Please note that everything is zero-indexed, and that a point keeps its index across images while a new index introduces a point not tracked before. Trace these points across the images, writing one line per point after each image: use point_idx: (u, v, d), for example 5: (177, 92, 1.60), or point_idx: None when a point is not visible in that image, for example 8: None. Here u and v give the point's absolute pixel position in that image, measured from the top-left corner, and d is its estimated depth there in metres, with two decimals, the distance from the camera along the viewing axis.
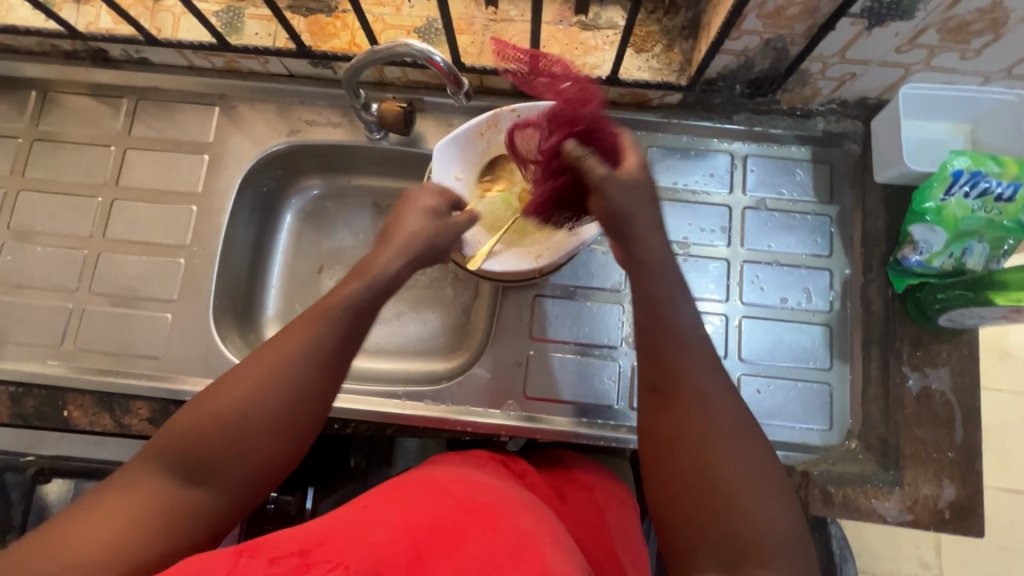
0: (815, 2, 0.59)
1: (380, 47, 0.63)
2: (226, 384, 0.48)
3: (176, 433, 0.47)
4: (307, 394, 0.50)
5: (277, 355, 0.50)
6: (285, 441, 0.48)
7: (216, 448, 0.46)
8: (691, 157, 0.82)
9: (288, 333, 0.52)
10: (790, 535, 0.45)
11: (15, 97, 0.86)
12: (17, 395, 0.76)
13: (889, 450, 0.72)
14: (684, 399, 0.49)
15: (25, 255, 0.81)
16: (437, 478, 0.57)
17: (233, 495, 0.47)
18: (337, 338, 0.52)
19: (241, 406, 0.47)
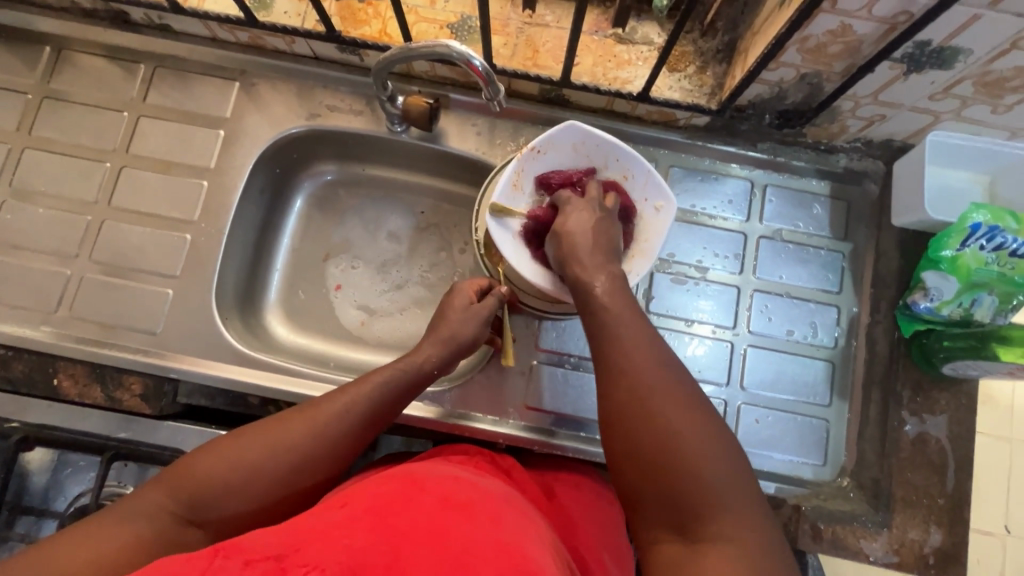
0: (857, 42, 0.59)
1: (418, 45, 0.62)
2: (257, 435, 0.56)
3: (195, 472, 0.53)
4: (336, 450, 0.59)
5: (331, 411, 0.59)
6: (310, 481, 0.57)
7: (226, 487, 0.53)
8: (710, 182, 0.81)
9: (344, 390, 0.61)
10: (731, 484, 0.46)
11: (28, 51, 0.83)
12: (6, 358, 0.74)
13: (881, 492, 0.73)
14: (624, 377, 0.50)
15: (25, 215, 0.79)
16: (428, 473, 0.56)
17: (246, 513, 0.54)
18: (363, 413, 0.60)
19: (289, 446, 0.56)
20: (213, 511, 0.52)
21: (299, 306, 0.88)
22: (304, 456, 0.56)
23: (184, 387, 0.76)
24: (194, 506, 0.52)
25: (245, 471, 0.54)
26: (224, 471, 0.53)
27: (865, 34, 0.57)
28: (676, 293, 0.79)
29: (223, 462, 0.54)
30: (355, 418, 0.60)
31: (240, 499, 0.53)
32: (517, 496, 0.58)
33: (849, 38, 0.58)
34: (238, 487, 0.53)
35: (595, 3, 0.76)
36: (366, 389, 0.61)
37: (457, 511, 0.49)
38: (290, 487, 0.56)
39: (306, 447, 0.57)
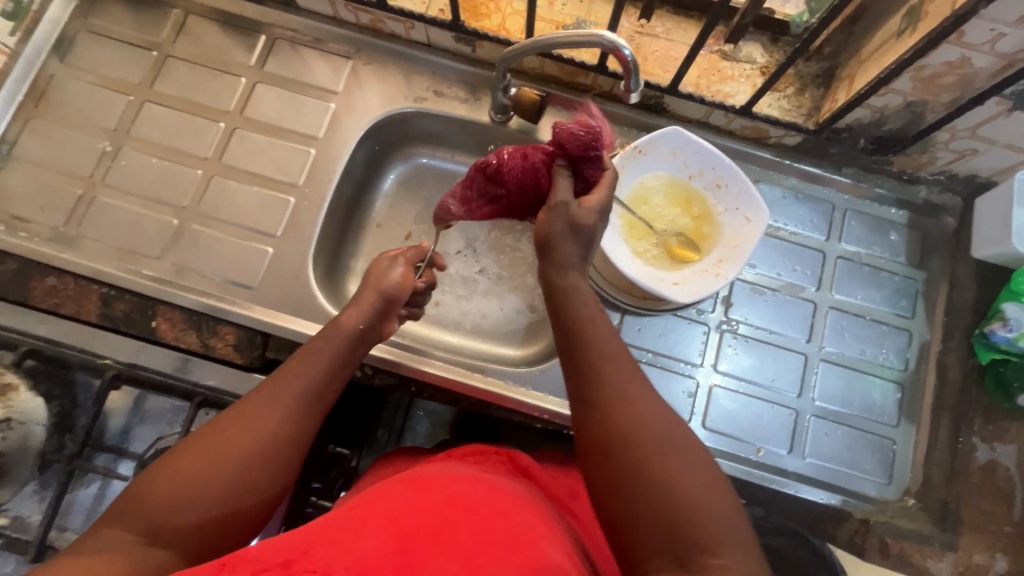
0: (972, 75, 0.63)
1: (579, 32, 0.62)
2: (193, 445, 0.52)
3: (147, 499, 0.48)
4: (285, 437, 0.55)
5: (263, 400, 0.55)
6: (269, 478, 0.53)
7: (175, 503, 0.48)
8: (793, 200, 0.84)
9: (274, 377, 0.58)
10: (723, 522, 0.47)
11: (156, 11, 0.88)
12: (109, 297, 0.76)
13: (948, 514, 0.74)
14: (611, 415, 0.52)
15: (140, 163, 0.82)
16: (437, 475, 0.58)
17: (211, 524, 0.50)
18: (302, 395, 0.57)
19: (227, 447, 0.52)
20: (174, 531, 0.48)
21: None
22: (248, 456, 0.52)
23: (275, 341, 0.77)
24: (158, 529, 0.48)
25: (193, 482, 0.50)
26: (170, 488, 0.49)
27: (983, 66, 0.61)
28: (755, 302, 0.82)
29: (167, 481, 0.49)
30: (296, 403, 0.56)
31: (194, 513, 0.49)
32: (530, 495, 0.60)
33: (965, 70, 0.62)
34: (190, 501, 0.49)
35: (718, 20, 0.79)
36: (295, 367, 0.59)
37: (466, 514, 0.50)
38: (250, 491, 0.52)
39: (244, 442, 0.53)
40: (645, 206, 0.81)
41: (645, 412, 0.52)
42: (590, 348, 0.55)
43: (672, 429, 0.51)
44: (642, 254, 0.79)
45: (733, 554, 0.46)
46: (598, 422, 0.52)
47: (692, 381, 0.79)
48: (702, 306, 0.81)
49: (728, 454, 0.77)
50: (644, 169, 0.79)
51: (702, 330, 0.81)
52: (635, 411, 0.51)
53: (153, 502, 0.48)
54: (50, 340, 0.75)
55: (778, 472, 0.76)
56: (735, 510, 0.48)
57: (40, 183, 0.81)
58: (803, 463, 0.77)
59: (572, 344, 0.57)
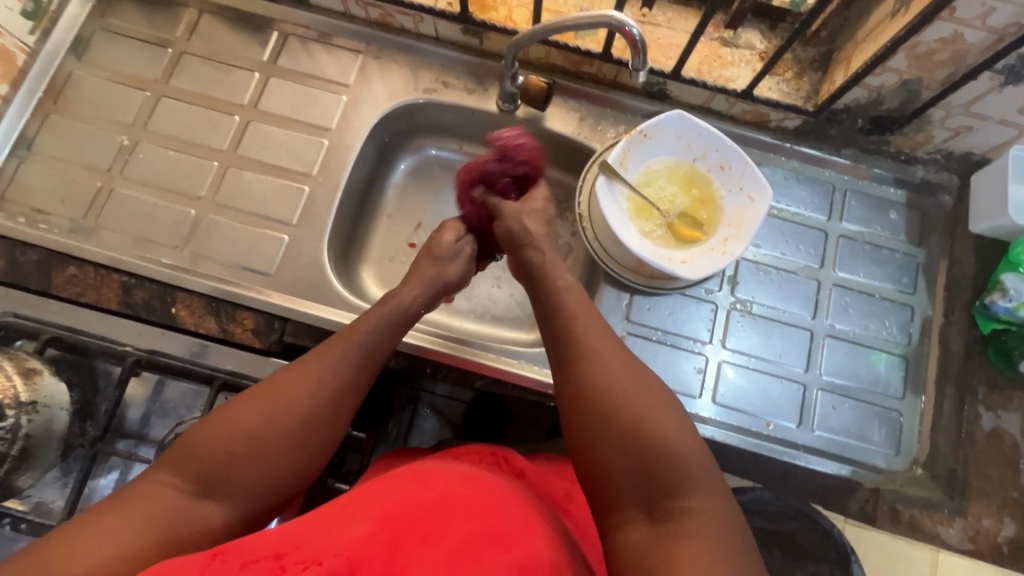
0: (965, 50, 0.65)
1: (585, 14, 0.64)
2: (252, 401, 0.55)
3: (205, 449, 0.52)
4: (336, 403, 0.59)
5: (320, 366, 0.60)
6: (318, 440, 0.57)
7: (232, 456, 0.52)
8: (795, 182, 0.86)
9: (331, 346, 0.62)
10: (691, 462, 0.51)
11: (170, 10, 0.90)
12: (129, 285, 0.78)
13: (956, 480, 0.75)
14: (582, 367, 0.57)
15: (156, 156, 0.84)
16: (432, 470, 0.58)
17: (263, 477, 0.53)
18: (351, 367, 0.61)
19: (286, 405, 0.56)
20: (225, 478, 0.51)
21: (391, 268, 0.92)
22: (299, 418, 0.56)
23: (292, 326, 0.78)
24: (210, 479, 0.51)
25: (248, 434, 0.53)
26: (230, 439, 0.53)
27: (976, 42, 0.63)
28: (761, 281, 0.84)
29: (221, 432, 0.53)
30: (348, 372, 0.61)
31: (248, 466, 0.53)
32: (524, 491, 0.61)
33: (959, 46, 0.65)
34: (246, 453, 0.53)
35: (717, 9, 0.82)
36: (353, 338, 0.63)
37: (459, 509, 0.51)
38: (301, 449, 0.56)
39: (300, 402, 0.57)
40: (653, 188, 0.83)
41: (614, 362, 0.57)
42: (573, 316, 0.62)
43: (638, 374, 0.57)
44: (650, 235, 0.81)
45: (700, 501, 0.49)
46: (574, 379, 0.57)
47: (702, 357, 0.81)
48: (709, 285, 0.83)
49: (738, 427, 0.78)
50: (648, 154, 0.82)
51: (710, 309, 0.83)
52: (612, 369, 0.56)
53: (207, 450, 0.52)
54: (71, 328, 0.75)
55: (788, 445, 0.78)
56: (704, 451, 0.52)
57: (59, 177, 0.83)
58: (813, 435, 0.78)
59: (548, 309, 0.65)
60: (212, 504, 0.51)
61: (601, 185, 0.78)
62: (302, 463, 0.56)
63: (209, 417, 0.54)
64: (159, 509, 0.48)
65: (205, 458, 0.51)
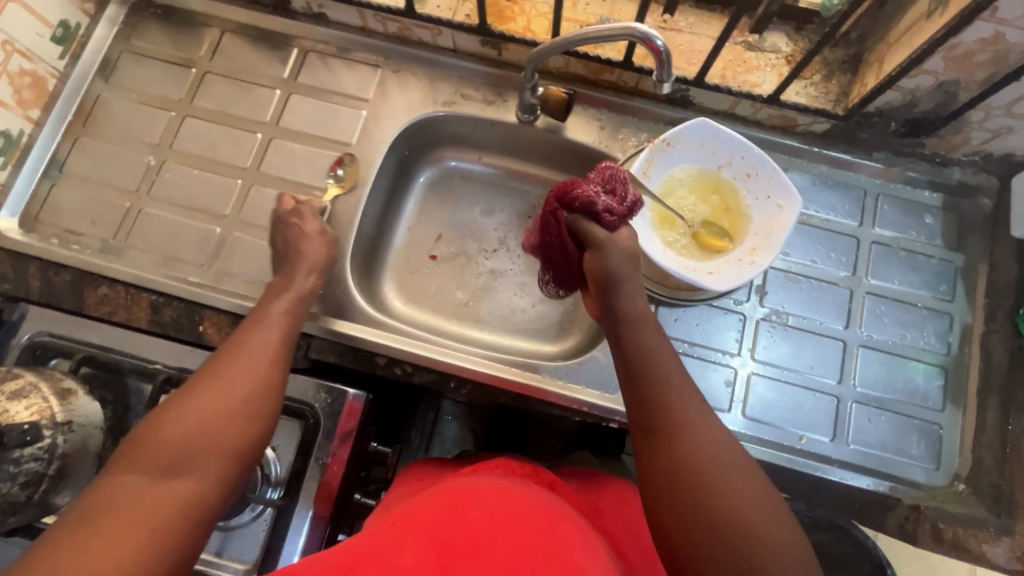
0: (1006, 51, 0.62)
1: (605, 25, 0.63)
2: (187, 388, 0.54)
3: (154, 441, 0.49)
4: (275, 370, 0.59)
5: (245, 344, 0.59)
6: (269, 405, 0.56)
7: (185, 438, 0.50)
8: (824, 187, 0.84)
9: (253, 328, 0.62)
10: (788, 553, 0.46)
11: (193, 30, 0.92)
12: (158, 304, 0.79)
13: (1002, 497, 0.73)
14: (677, 437, 0.51)
15: (182, 175, 0.85)
16: (472, 488, 0.57)
17: (222, 451, 0.51)
18: (277, 342, 0.62)
19: (221, 380, 0.55)
20: (192, 461, 0.49)
21: (413, 281, 0.93)
22: (253, 393, 0.55)
23: (316, 343, 0.80)
24: (169, 464, 0.48)
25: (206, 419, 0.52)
26: (178, 425, 0.50)
27: (1017, 42, 0.60)
28: (790, 290, 0.82)
29: (174, 424, 0.50)
30: (276, 343, 0.61)
31: (205, 446, 0.50)
32: (558, 501, 0.60)
33: (999, 46, 0.62)
34: (198, 434, 0.51)
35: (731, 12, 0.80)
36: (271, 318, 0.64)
37: (503, 528, 0.50)
38: (254, 417, 0.54)
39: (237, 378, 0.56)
40: (676, 198, 0.81)
41: (710, 440, 0.51)
42: (654, 373, 0.56)
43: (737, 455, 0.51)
44: (675, 245, 0.80)
45: None
46: (665, 449, 0.51)
47: (730, 370, 0.79)
48: (737, 295, 0.81)
49: (767, 440, 0.76)
50: (674, 163, 0.80)
51: (739, 320, 0.81)
52: (704, 445, 0.50)
53: (158, 440, 0.49)
54: (103, 346, 0.76)
55: (822, 459, 0.76)
56: (802, 542, 0.48)
57: (89, 198, 0.84)
58: (847, 449, 0.76)
59: (628, 350, 0.58)
60: (180, 486, 0.48)
61: None
62: (258, 430, 0.54)
63: (154, 416, 0.51)
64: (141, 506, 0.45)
65: (156, 447, 0.49)
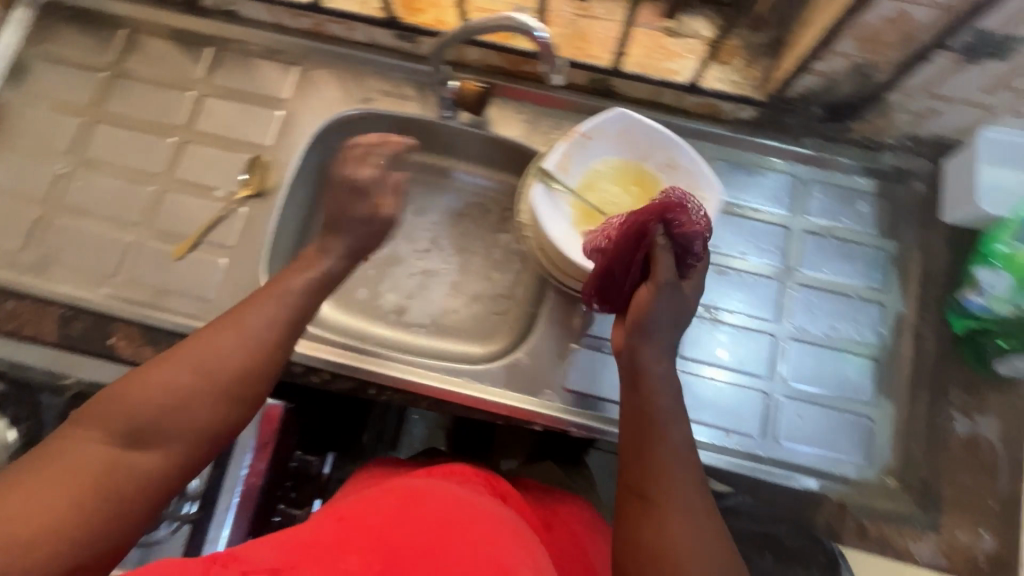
0: (914, 29, 0.60)
1: (488, 18, 0.62)
2: (173, 351, 0.49)
3: (129, 405, 0.46)
4: (275, 347, 0.53)
5: (247, 314, 0.54)
6: (257, 385, 0.51)
7: (159, 408, 0.46)
8: (755, 175, 0.81)
9: (260, 297, 0.56)
10: None
11: (105, 32, 0.89)
12: (67, 317, 0.77)
13: (930, 492, 0.70)
14: (673, 519, 0.49)
15: (94, 183, 0.83)
16: (431, 492, 0.54)
17: (196, 427, 0.47)
18: (284, 314, 0.56)
19: (216, 349, 0.50)
20: (160, 433, 0.46)
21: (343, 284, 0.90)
22: (245, 369, 0.51)
23: None
24: (137, 433, 0.45)
25: (181, 386, 0.48)
26: (153, 392, 0.46)
27: (922, 20, 0.58)
28: (718, 284, 0.79)
29: (149, 388, 0.46)
30: (282, 316, 0.55)
31: (179, 420, 0.47)
32: (513, 518, 0.57)
33: (906, 25, 0.59)
34: (172, 405, 0.47)
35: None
36: (280, 289, 0.57)
37: (457, 538, 0.48)
38: (238, 397, 0.50)
39: (231, 349, 0.51)
40: (597, 192, 0.78)
41: (702, 535, 0.49)
42: (666, 442, 0.52)
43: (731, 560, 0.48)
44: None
45: None
46: (652, 524, 0.49)
47: None
48: None
49: (699, 441, 0.73)
50: (594, 155, 0.78)
51: None
52: (695, 538, 0.48)
53: (132, 406, 0.45)
54: (15, 362, 0.73)
55: (751, 457, 0.73)
56: None
57: None
58: (776, 446, 0.74)
59: (644, 404, 0.55)
60: (143, 458, 0.45)
61: (540, 189, 0.74)
62: (238, 410, 0.50)
63: (135, 373, 0.48)
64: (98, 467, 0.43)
65: (127, 412, 0.45)
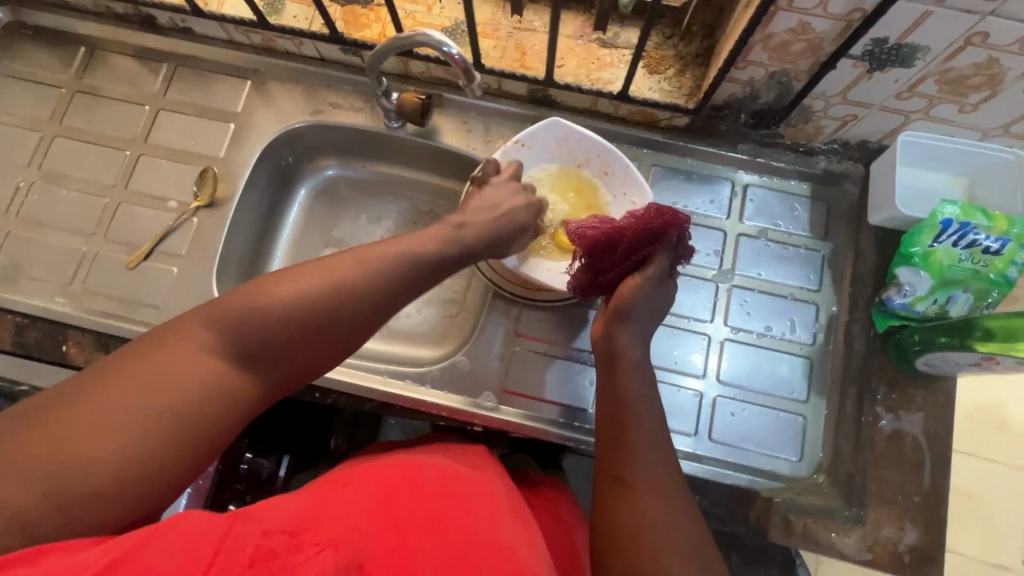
0: (818, 39, 0.62)
1: (401, 36, 0.67)
2: (291, 284, 0.53)
3: (242, 326, 0.50)
4: (385, 307, 0.57)
5: (368, 266, 0.57)
6: (357, 338, 0.56)
7: (268, 339, 0.51)
8: (692, 181, 0.83)
9: (383, 248, 0.59)
10: None
11: (65, 50, 0.92)
12: (22, 325, 0.79)
13: (855, 487, 0.72)
14: (644, 500, 0.53)
15: (52, 196, 0.86)
16: (425, 472, 0.58)
17: (295, 363, 0.53)
18: (407, 275, 0.59)
19: (334, 295, 0.54)
20: (261, 361, 0.51)
21: None
22: (355, 322, 0.55)
23: None
24: (243, 355, 0.50)
25: (288, 318, 0.52)
26: (266, 320, 0.51)
27: (823, 30, 0.60)
28: None
29: (260, 313, 0.51)
30: (401, 276, 0.58)
31: (282, 356, 0.52)
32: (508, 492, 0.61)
33: (810, 35, 0.62)
34: (279, 340, 0.52)
35: (579, 11, 0.81)
36: (413, 247, 0.61)
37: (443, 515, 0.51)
38: (339, 345, 0.55)
39: (346, 301, 0.55)
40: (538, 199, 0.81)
41: (674, 516, 0.52)
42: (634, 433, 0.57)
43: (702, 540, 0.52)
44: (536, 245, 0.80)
45: None
46: (626, 506, 0.52)
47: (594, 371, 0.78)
48: None
49: None
50: (531, 162, 0.80)
51: None
52: (669, 519, 0.52)
53: (244, 327, 0.50)
54: None
55: (686, 456, 0.75)
56: None
57: None
58: (710, 444, 0.75)
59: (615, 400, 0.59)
60: (242, 380, 0.50)
61: None
62: (333, 357, 0.55)
63: (256, 291, 0.52)
64: (179, 396, 0.46)
65: (240, 333, 0.50)
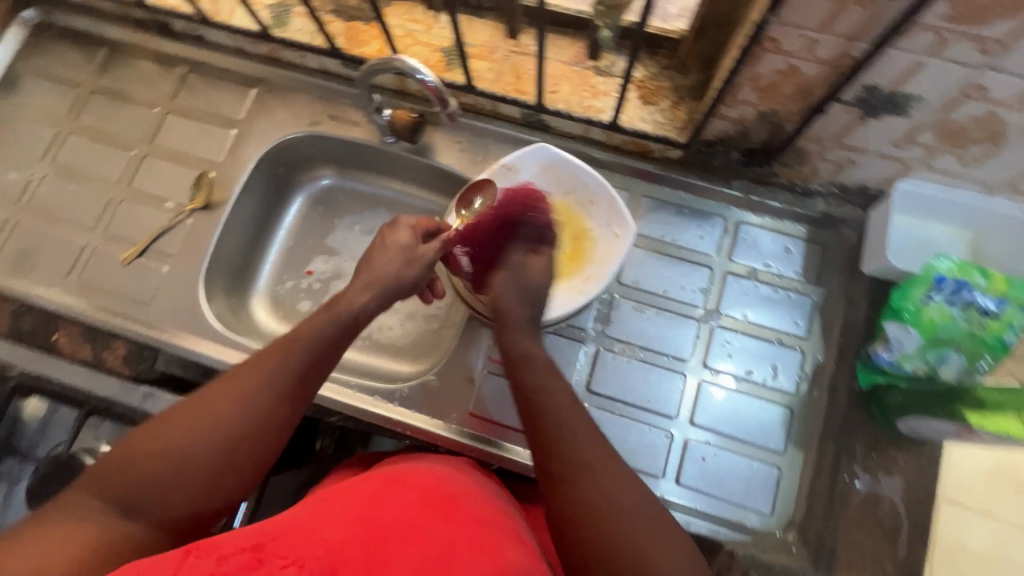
0: (807, 83, 0.60)
1: (381, 60, 0.72)
2: (172, 419, 0.49)
3: (128, 471, 0.47)
4: (278, 417, 0.53)
5: (255, 376, 0.53)
6: (253, 456, 0.51)
7: (156, 477, 0.47)
8: (681, 215, 0.82)
9: (272, 349, 0.56)
10: None
11: (85, 51, 0.96)
12: (19, 312, 0.83)
13: (823, 549, 0.70)
14: (590, 488, 0.48)
15: (59, 189, 0.89)
16: (409, 471, 0.56)
17: (192, 496, 0.48)
18: (296, 374, 0.55)
19: (217, 418, 0.50)
20: (152, 504, 0.46)
21: (284, 295, 0.92)
22: (246, 437, 0.51)
23: (164, 355, 0.81)
24: (129, 503, 0.46)
25: (168, 452, 0.48)
26: (152, 459, 0.47)
27: (812, 75, 0.59)
28: (635, 320, 0.79)
29: (144, 458, 0.47)
30: (288, 379, 0.54)
31: (172, 493, 0.47)
32: (498, 497, 0.59)
33: (798, 79, 0.60)
34: (166, 480, 0.47)
35: (576, 38, 0.81)
36: (299, 337, 0.57)
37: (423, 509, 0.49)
38: (236, 467, 0.50)
39: (235, 415, 0.51)
40: None
41: (637, 503, 0.48)
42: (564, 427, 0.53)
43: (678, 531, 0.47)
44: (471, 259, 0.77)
45: None
46: (575, 499, 0.48)
47: None
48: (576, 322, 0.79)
49: None
50: None
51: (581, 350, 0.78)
52: (627, 510, 0.47)
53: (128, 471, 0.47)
54: None
55: None
56: None
57: None
58: (678, 489, 0.72)
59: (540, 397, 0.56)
60: (134, 526, 0.45)
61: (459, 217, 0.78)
62: (234, 483, 0.50)
63: (142, 434, 0.49)
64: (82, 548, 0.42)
65: (123, 479, 0.46)
